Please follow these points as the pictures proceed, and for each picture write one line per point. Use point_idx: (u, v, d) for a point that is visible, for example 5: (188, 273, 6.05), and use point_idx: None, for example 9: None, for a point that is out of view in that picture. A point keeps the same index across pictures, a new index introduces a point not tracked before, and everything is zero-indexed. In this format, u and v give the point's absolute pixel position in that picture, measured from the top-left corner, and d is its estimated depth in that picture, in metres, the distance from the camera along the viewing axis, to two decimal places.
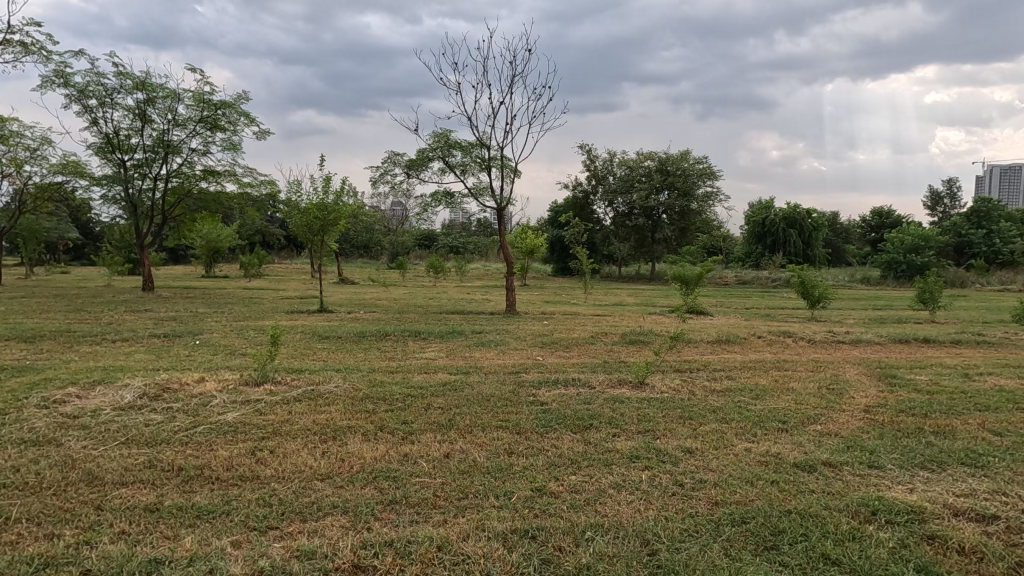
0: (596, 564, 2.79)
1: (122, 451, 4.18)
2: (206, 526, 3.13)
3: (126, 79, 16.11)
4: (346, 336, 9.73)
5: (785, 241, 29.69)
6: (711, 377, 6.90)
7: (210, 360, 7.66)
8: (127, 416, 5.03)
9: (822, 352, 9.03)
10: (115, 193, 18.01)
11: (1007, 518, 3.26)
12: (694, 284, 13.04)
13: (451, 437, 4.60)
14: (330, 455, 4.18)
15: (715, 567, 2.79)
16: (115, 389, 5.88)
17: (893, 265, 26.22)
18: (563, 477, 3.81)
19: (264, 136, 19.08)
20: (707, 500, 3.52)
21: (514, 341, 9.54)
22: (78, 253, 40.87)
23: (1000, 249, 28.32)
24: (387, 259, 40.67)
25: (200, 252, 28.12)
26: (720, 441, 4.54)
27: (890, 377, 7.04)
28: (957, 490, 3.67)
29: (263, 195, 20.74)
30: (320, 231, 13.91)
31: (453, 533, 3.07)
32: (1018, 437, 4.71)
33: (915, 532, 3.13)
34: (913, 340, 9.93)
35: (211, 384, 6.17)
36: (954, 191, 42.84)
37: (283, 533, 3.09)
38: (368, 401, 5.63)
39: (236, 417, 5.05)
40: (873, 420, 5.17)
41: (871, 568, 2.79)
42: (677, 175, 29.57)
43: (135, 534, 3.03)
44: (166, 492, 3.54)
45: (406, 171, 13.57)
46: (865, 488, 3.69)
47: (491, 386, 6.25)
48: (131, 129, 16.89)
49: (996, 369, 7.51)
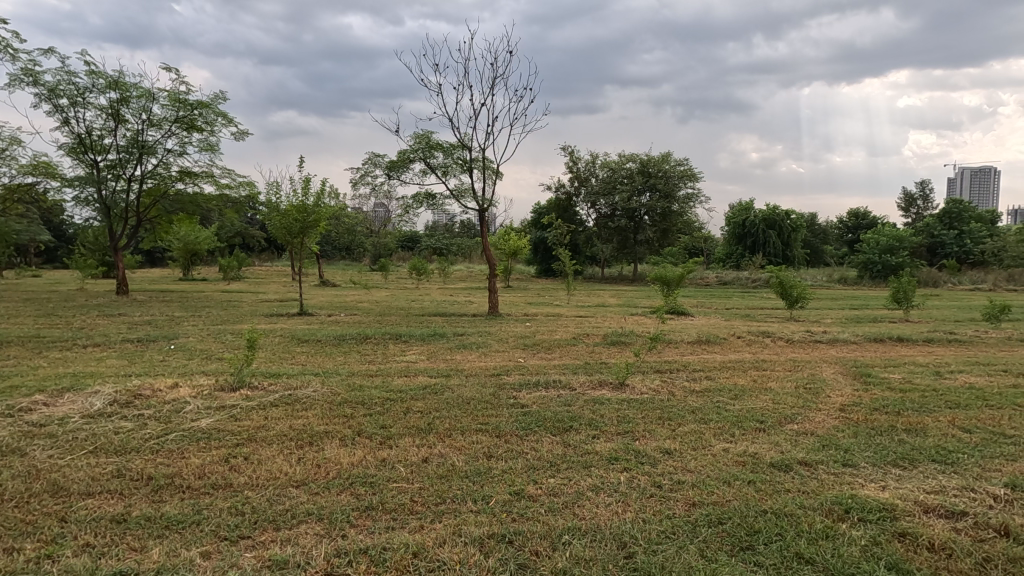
0: (572, 568, 2.78)
1: (89, 461, 4.07)
2: (175, 537, 3.05)
3: (98, 78, 15.72)
4: (325, 339, 9.64)
5: (765, 241, 30.11)
6: (691, 377, 6.97)
7: (185, 365, 7.49)
8: (96, 424, 4.90)
9: (800, 351, 9.17)
10: (87, 194, 17.55)
11: (975, 514, 3.33)
12: (675, 284, 13.18)
13: (430, 440, 4.57)
14: (305, 462, 4.10)
15: (691, 568, 2.80)
16: (85, 396, 5.72)
17: (869, 265, 26.73)
18: (543, 479, 3.80)
19: (242, 136, 18.74)
20: (684, 500, 3.53)
21: (496, 342, 9.54)
22: (50, 256, 39.95)
23: (970, 250, 29.09)
24: (370, 260, 40.45)
25: (177, 254, 27.55)
26: (698, 441, 4.58)
27: (865, 376, 7.14)
28: (928, 487, 3.72)
29: (242, 197, 20.39)
30: (300, 233, 13.67)
31: (429, 539, 3.04)
32: (987, 434, 4.82)
33: (887, 529, 3.17)
34: (887, 339, 10.11)
35: (185, 389, 6.03)
36: (927, 193, 43.80)
37: (255, 542, 3.02)
38: (347, 405, 5.56)
39: (210, 424, 4.94)
40: (848, 419, 5.24)
41: (843, 567, 2.82)
42: (658, 177, 29.80)
43: (100, 547, 2.94)
44: (134, 502, 3.45)
45: (387, 172, 13.44)
46: (839, 487, 3.73)
47: (472, 389, 6.22)
48: (103, 128, 16.46)
49: (966, 368, 7.66)
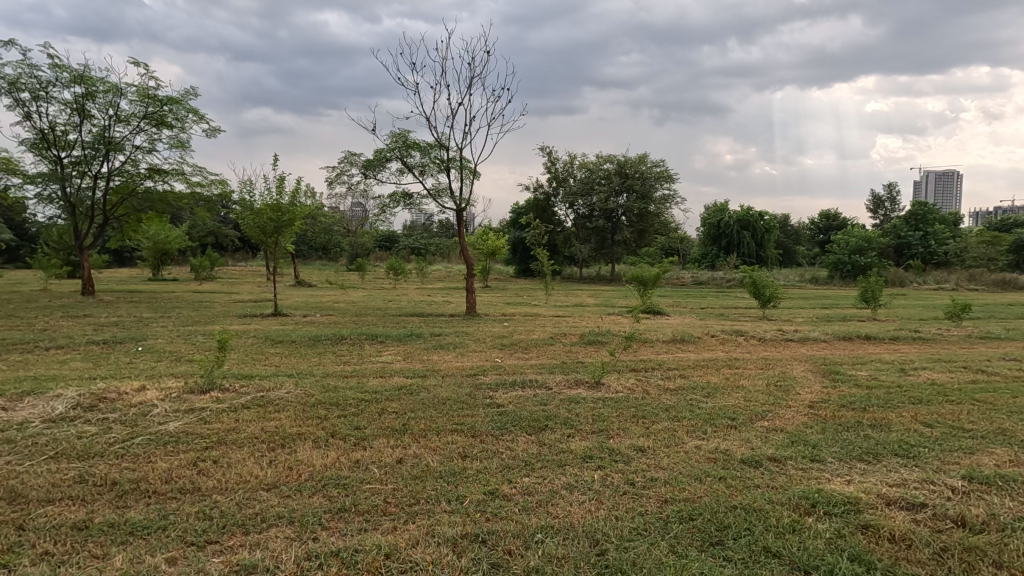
0: (545, 566, 2.79)
1: (50, 467, 3.94)
2: (140, 543, 2.97)
3: (62, 72, 15.25)
4: (299, 340, 9.51)
5: (739, 242, 30.67)
6: (665, 376, 7.01)
7: (153, 367, 7.29)
8: (57, 429, 4.74)
9: (772, 349, 9.36)
10: (50, 191, 16.96)
11: (934, 506, 3.45)
12: (651, 284, 13.34)
13: (405, 441, 4.54)
14: (277, 464, 4.05)
15: (662, 565, 2.83)
16: (47, 400, 5.54)
17: (839, 265, 27.43)
18: (516, 479, 3.80)
19: (214, 133, 18.33)
20: (656, 498, 3.58)
21: (473, 342, 9.52)
22: (12, 255, 38.64)
23: (935, 250, 30.03)
24: (346, 260, 39.91)
25: (145, 253, 26.81)
26: (671, 439, 4.64)
27: (833, 372, 7.34)
28: (890, 480, 3.84)
29: (214, 195, 19.97)
30: (275, 232, 13.45)
31: (402, 540, 3.02)
32: (946, 428, 4.99)
33: (851, 522, 3.26)
34: (856, 337, 10.38)
35: (153, 392, 5.87)
36: (895, 194, 45.06)
37: (223, 547, 2.96)
38: (320, 406, 5.49)
39: (178, 427, 4.83)
40: (816, 415, 5.38)
41: (809, 559, 2.88)
42: (635, 177, 30.06)
43: (60, 555, 2.86)
44: (97, 508, 3.35)
45: (363, 171, 13.31)
46: (806, 482, 3.82)
47: (448, 389, 6.21)
48: (67, 124, 15.97)
49: (930, 364, 7.92)
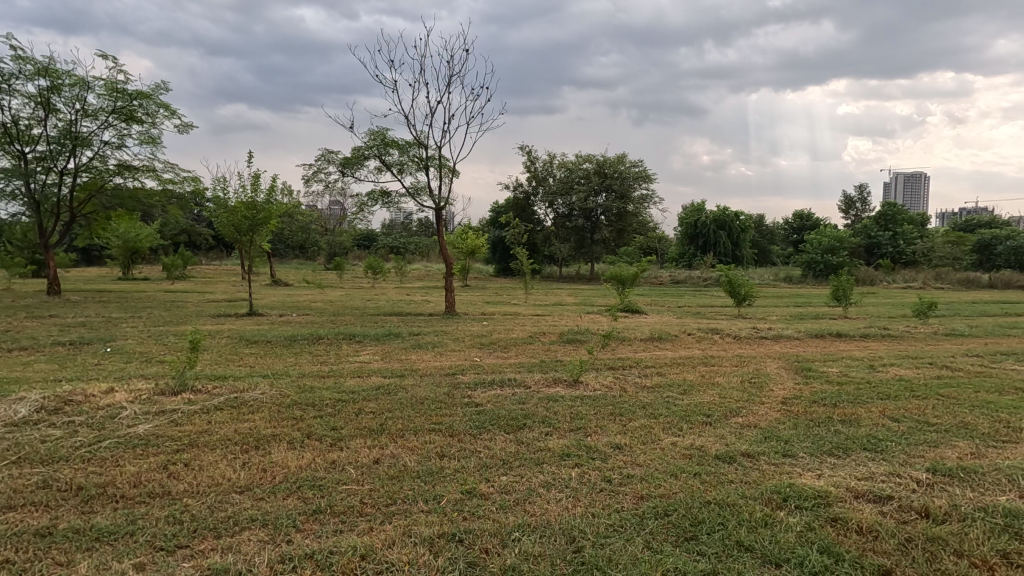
0: (521, 565, 2.80)
1: (12, 472, 3.81)
2: (106, 549, 2.90)
3: (25, 64, 14.74)
4: (275, 340, 9.37)
5: (715, 241, 31.13)
6: (642, 374, 7.08)
7: (121, 368, 7.14)
8: (19, 433, 4.59)
9: (746, 347, 9.53)
10: (13, 187, 16.38)
11: (899, 498, 3.55)
12: (629, 283, 13.47)
13: (381, 442, 4.50)
14: (250, 466, 3.97)
15: (637, 560, 2.86)
16: (7, 404, 5.34)
17: (812, 265, 28.05)
18: (494, 478, 3.80)
19: (186, 129, 17.91)
20: (632, 494, 3.61)
21: (451, 342, 9.44)
22: None
23: (903, 250, 30.85)
24: (324, 259, 39.44)
25: (114, 252, 26.10)
26: (647, 436, 4.68)
27: (806, 370, 7.50)
28: (858, 474, 3.94)
29: (187, 192, 19.53)
30: (249, 231, 13.21)
31: (378, 540, 2.99)
32: (912, 422, 5.14)
33: (820, 515, 3.34)
34: (827, 335, 10.63)
35: (121, 394, 5.73)
36: (865, 195, 46.26)
37: (193, 552, 2.90)
38: (296, 407, 5.42)
39: (148, 429, 4.72)
40: (788, 411, 5.49)
41: (779, 552, 2.95)
42: (614, 177, 30.33)
43: (22, 563, 2.77)
44: (61, 514, 3.25)
45: (341, 169, 13.16)
46: (778, 476, 3.90)
47: (426, 389, 6.17)
48: (31, 118, 15.45)
49: (897, 361, 8.14)
